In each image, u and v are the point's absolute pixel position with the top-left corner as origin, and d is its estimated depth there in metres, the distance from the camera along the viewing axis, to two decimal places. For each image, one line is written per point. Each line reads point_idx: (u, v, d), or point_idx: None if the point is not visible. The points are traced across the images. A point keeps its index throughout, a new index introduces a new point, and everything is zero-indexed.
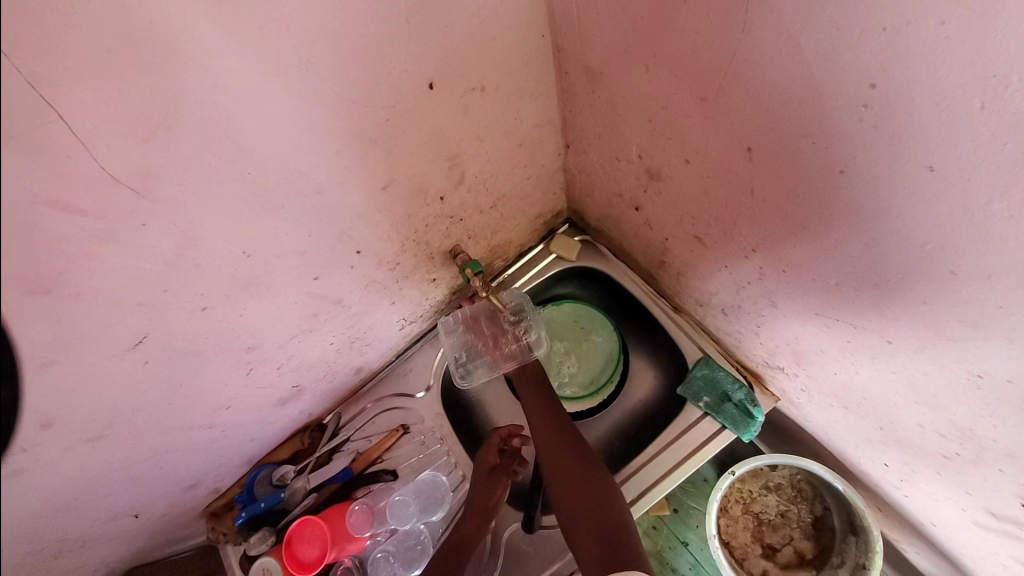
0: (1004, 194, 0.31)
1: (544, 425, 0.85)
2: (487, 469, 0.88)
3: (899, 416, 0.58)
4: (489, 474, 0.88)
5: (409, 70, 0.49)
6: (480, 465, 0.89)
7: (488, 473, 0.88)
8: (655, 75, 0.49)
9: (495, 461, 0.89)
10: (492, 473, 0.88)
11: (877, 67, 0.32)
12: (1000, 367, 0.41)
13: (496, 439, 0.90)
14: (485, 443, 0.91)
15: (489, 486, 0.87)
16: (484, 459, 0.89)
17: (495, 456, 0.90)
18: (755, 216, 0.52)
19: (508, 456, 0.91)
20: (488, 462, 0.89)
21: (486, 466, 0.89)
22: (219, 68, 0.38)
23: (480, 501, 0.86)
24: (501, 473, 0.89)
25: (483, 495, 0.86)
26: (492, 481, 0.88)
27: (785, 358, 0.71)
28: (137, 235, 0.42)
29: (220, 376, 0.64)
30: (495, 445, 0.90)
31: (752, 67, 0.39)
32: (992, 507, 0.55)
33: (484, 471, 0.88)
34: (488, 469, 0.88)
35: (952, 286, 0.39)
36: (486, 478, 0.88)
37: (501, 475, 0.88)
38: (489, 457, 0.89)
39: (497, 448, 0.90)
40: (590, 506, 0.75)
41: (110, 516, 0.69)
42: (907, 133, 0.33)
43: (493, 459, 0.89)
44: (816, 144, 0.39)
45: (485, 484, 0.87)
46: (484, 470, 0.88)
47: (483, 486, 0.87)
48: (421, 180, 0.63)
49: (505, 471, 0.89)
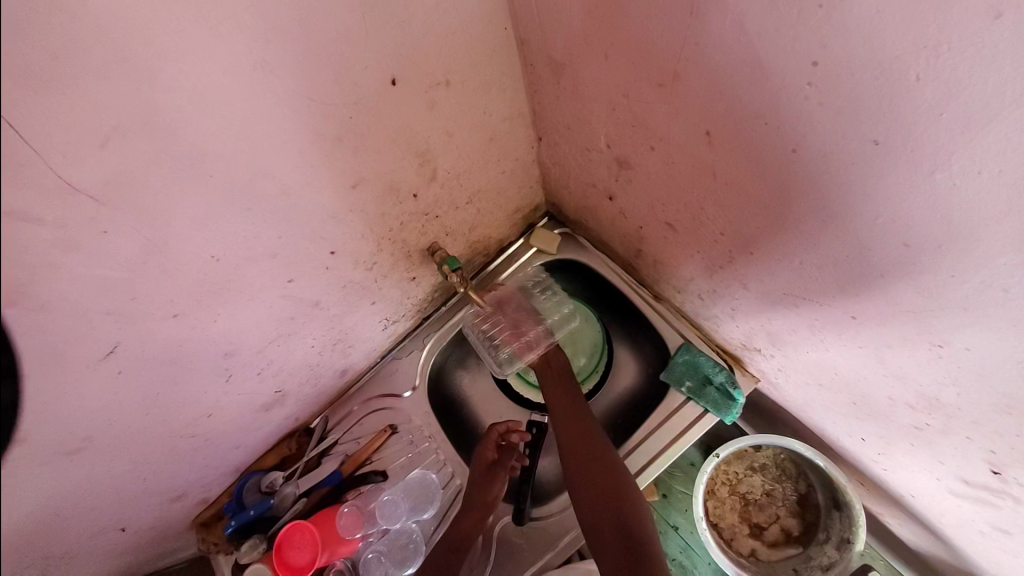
0: (947, 162, 0.32)
1: (578, 425, 0.83)
2: (484, 466, 0.88)
3: (870, 391, 0.60)
4: (485, 470, 0.88)
5: (370, 66, 0.49)
6: (478, 462, 0.88)
7: (485, 469, 0.88)
8: (614, 63, 0.49)
9: (492, 457, 0.88)
10: (489, 471, 0.88)
11: (818, 44, 0.32)
12: (959, 335, 0.42)
13: (493, 436, 0.89)
14: (483, 440, 0.91)
15: (487, 483, 0.87)
16: (482, 456, 0.89)
17: (493, 451, 0.89)
18: (720, 200, 0.53)
19: (506, 452, 0.90)
20: (485, 459, 0.88)
21: (484, 463, 0.88)
22: (171, 70, 0.38)
23: (477, 498, 0.86)
24: (500, 469, 0.88)
25: (480, 493, 0.86)
26: (489, 478, 0.87)
27: (761, 340, 0.73)
28: (99, 242, 0.41)
29: (199, 384, 0.63)
30: (491, 442, 0.89)
31: (702, 51, 0.39)
32: (963, 474, 0.57)
33: (482, 468, 0.88)
34: (485, 465, 0.88)
35: (906, 257, 0.40)
36: (485, 474, 0.87)
37: (500, 471, 0.87)
38: (487, 455, 0.89)
39: (495, 444, 0.90)
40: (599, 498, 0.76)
41: (97, 530, 0.68)
42: (852, 108, 0.34)
43: (490, 456, 0.88)
44: (769, 124, 0.40)
45: (482, 482, 0.87)
46: (482, 467, 0.88)
47: (480, 484, 0.87)
48: (392, 178, 0.63)
49: (503, 467, 0.88)
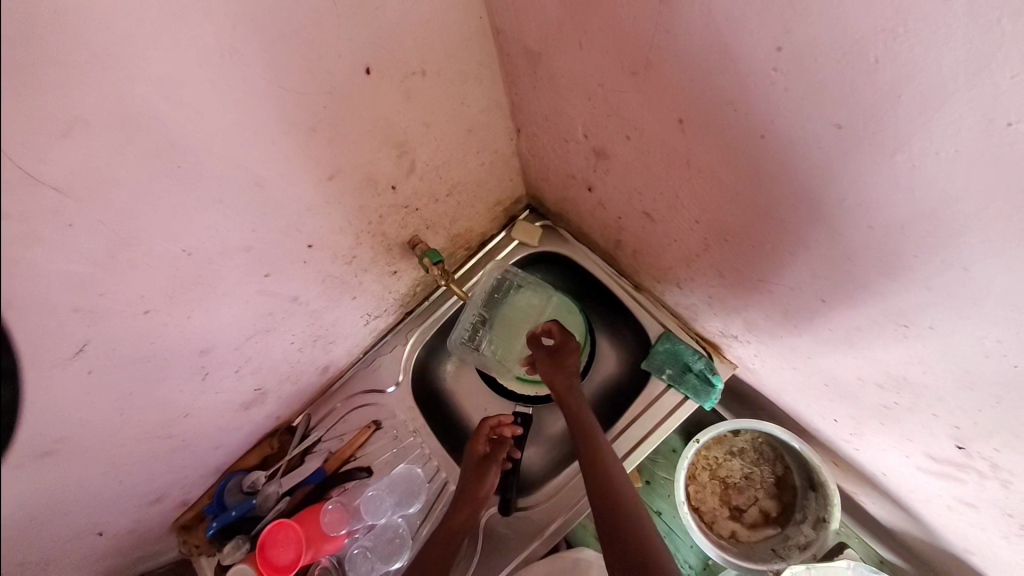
0: (906, 144, 0.33)
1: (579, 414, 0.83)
2: (477, 460, 0.87)
3: (840, 372, 0.62)
4: (478, 463, 0.87)
5: (343, 55, 0.49)
6: (470, 456, 0.87)
7: (477, 463, 0.87)
8: (588, 52, 0.49)
9: (484, 450, 0.88)
10: (481, 464, 0.87)
11: (782, 29, 0.33)
12: (923, 315, 0.44)
13: (484, 429, 0.89)
14: (474, 433, 0.91)
15: (480, 476, 0.86)
16: (473, 449, 0.89)
17: (484, 444, 0.89)
18: (695, 186, 0.54)
19: (498, 444, 0.90)
20: (476, 452, 0.88)
21: (475, 457, 0.88)
22: (135, 57, 0.37)
23: (469, 492, 0.85)
24: (492, 462, 0.87)
25: (474, 487, 0.85)
26: (481, 472, 0.86)
27: (736, 326, 0.75)
28: (64, 235, 0.40)
29: (175, 382, 0.62)
30: (483, 435, 0.89)
31: (672, 38, 0.40)
32: (931, 450, 0.59)
33: (474, 461, 0.88)
34: (477, 458, 0.88)
35: (872, 239, 0.41)
36: (477, 468, 0.87)
37: (492, 464, 0.87)
38: (478, 448, 0.88)
39: (486, 438, 0.90)
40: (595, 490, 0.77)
41: (73, 536, 0.66)
42: (815, 93, 0.35)
43: (482, 448, 0.88)
44: (738, 110, 0.41)
45: (475, 474, 0.86)
46: (474, 461, 0.87)
47: (472, 478, 0.86)
48: (370, 169, 0.62)
49: (495, 460, 0.87)
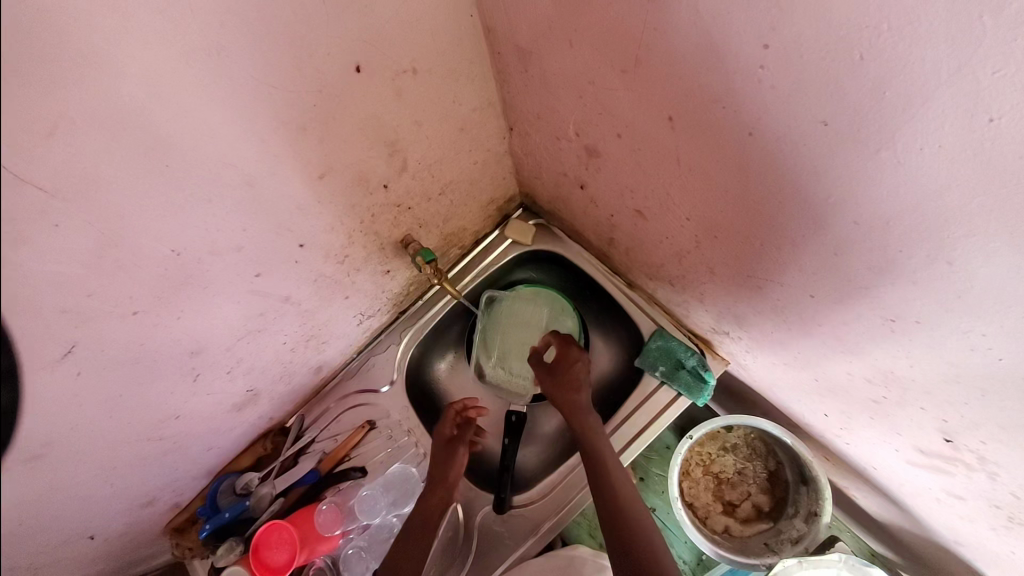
0: (891, 141, 0.34)
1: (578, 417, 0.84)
2: (443, 442, 0.89)
3: (830, 367, 0.62)
4: (445, 445, 0.88)
5: (333, 53, 0.49)
6: (436, 437, 0.89)
7: (444, 445, 0.88)
8: (578, 50, 0.50)
9: (451, 433, 0.90)
10: (448, 446, 0.88)
11: (768, 27, 0.33)
12: (910, 309, 0.45)
13: (450, 413, 0.91)
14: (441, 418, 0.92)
15: (447, 457, 0.87)
16: (440, 433, 0.90)
17: (451, 427, 0.91)
18: (685, 184, 0.54)
19: (464, 427, 0.91)
20: (443, 435, 0.90)
21: (442, 440, 0.89)
22: (121, 55, 0.36)
23: (437, 474, 0.86)
24: (459, 444, 0.89)
25: (442, 468, 0.86)
26: (449, 453, 0.88)
27: (728, 324, 0.75)
28: (50, 236, 0.40)
29: (166, 384, 0.62)
30: (449, 419, 0.91)
31: (661, 36, 0.40)
32: (920, 444, 0.60)
33: (441, 444, 0.89)
34: (444, 441, 0.89)
35: (859, 235, 0.42)
36: (444, 450, 0.88)
37: (458, 446, 0.89)
38: (444, 430, 0.90)
39: (453, 421, 0.91)
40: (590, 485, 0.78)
41: (63, 540, 0.65)
42: (801, 90, 0.35)
43: (448, 431, 0.90)
44: (726, 108, 0.41)
45: (443, 455, 0.87)
46: (441, 444, 0.89)
47: (440, 461, 0.87)
48: (362, 168, 0.62)
49: (461, 442, 0.89)
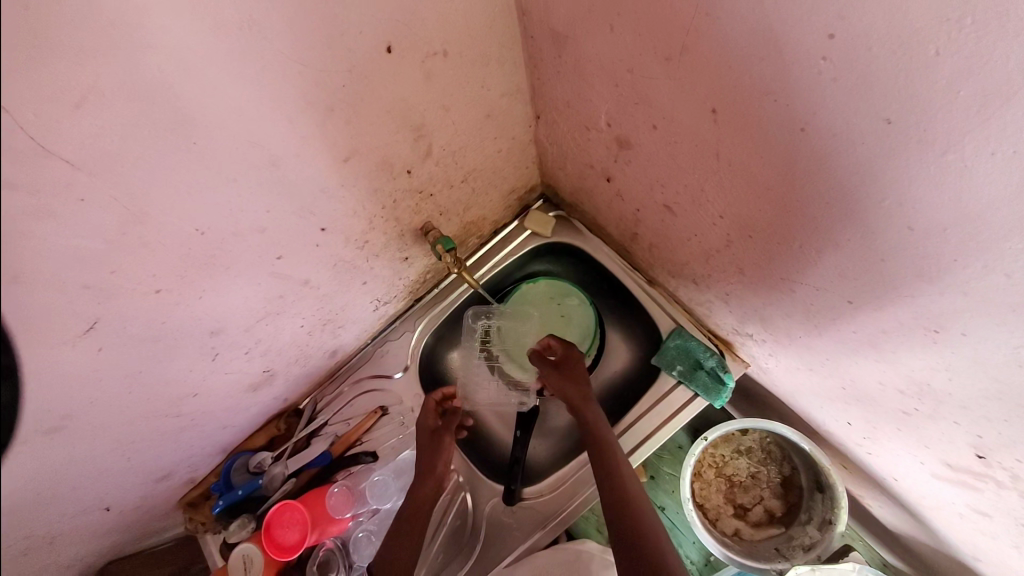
0: (959, 143, 0.32)
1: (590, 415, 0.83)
2: (428, 432, 0.88)
3: (861, 375, 0.60)
4: (430, 436, 0.88)
5: (365, 32, 0.47)
6: (420, 429, 0.88)
7: (429, 435, 0.88)
8: (619, 36, 0.47)
9: (435, 423, 0.89)
10: (433, 435, 0.88)
11: (835, 16, 0.31)
12: (956, 321, 0.43)
13: (431, 404, 0.90)
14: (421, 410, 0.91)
15: (434, 446, 0.87)
16: (423, 424, 0.89)
17: (434, 417, 0.90)
18: (722, 180, 0.52)
19: (449, 417, 0.92)
20: (427, 425, 0.89)
21: (427, 430, 0.89)
22: (151, 26, 0.35)
23: (426, 463, 0.86)
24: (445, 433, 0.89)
25: (430, 457, 0.86)
26: (435, 443, 0.87)
27: (753, 326, 0.73)
28: (77, 211, 0.39)
29: (185, 362, 0.62)
30: (431, 409, 0.90)
31: (713, 23, 0.38)
32: (947, 458, 0.58)
33: (426, 435, 0.88)
34: (429, 431, 0.88)
35: (909, 240, 0.40)
36: (430, 440, 0.87)
37: (444, 435, 0.88)
38: (428, 421, 0.89)
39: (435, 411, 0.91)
40: (602, 482, 0.77)
41: (81, 510, 0.66)
42: (866, 84, 0.33)
43: (433, 421, 0.89)
44: (778, 101, 0.39)
45: (430, 446, 0.87)
46: (426, 434, 0.88)
47: (428, 451, 0.87)
48: (386, 152, 0.61)
49: (447, 431, 0.89)
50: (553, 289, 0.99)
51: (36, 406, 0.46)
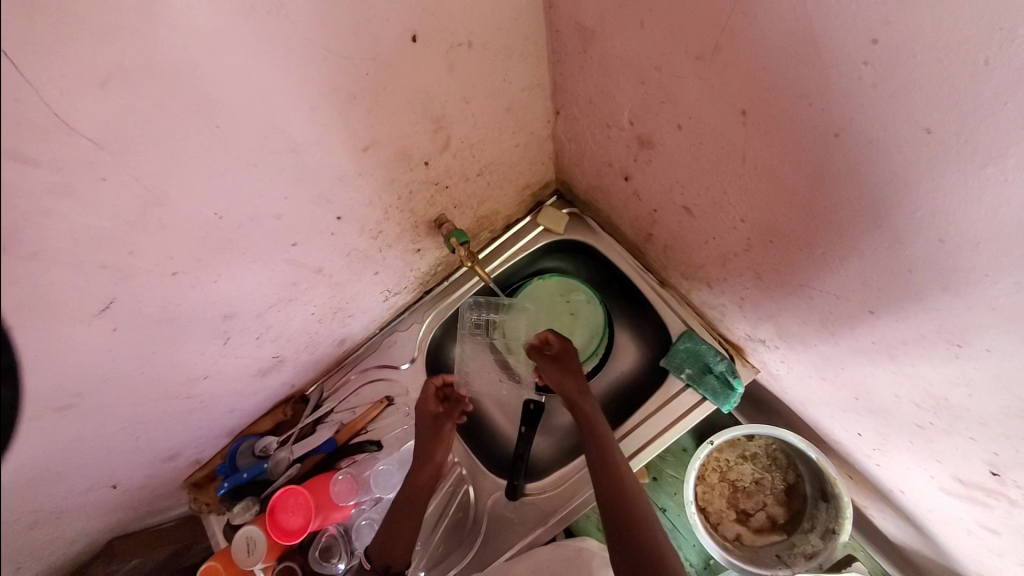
0: (1002, 156, 0.31)
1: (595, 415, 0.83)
2: (429, 419, 0.88)
3: (875, 386, 0.60)
4: (430, 422, 0.87)
5: (391, 21, 0.46)
6: (421, 414, 0.87)
7: (430, 421, 0.87)
8: (649, 33, 0.47)
9: (436, 409, 0.89)
10: (435, 421, 0.88)
11: (881, 19, 0.30)
12: (982, 337, 0.42)
13: (432, 390, 0.89)
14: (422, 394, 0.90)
15: (434, 432, 0.87)
16: (424, 409, 0.88)
17: (435, 403, 0.89)
18: (746, 183, 0.52)
19: (451, 403, 0.91)
20: (428, 411, 0.88)
21: (427, 416, 0.88)
22: (179, 6, 0.35)
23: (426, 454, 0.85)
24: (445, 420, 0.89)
25: (430, 443, 0.86)
26: (435, 429, 0.87)
27: (766, 331, 0.73)
28: (98, 189, 0.39)
29: (197, 345, 0.62)
30: (431, 396, 0.89)
31: (750, 22, 0.37)
32: (961, 474, 0.57)
33: (427, 419, 0.88)
34: (430, 416, 0.88)
35: (939, 253, 0.39)
36: (430, 426, 0.87)
37: (445, 421, 0.88)
38: (429, 406, 0.88)
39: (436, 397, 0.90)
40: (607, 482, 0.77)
41: (89, 486, 0.66)
42: (908, 91, 0.32)
43: (434, 408, 0.88)
44: (812, 105, 0.39)
45: (431, 432, 0.87)
46: (426, 420, 0.88)
47: (428, 436, 0.87)
48: (405, 142, 0.60)
49: (448, 417, 0.89)
50: (564, 287, 0.98)
51: (51, 382, 0.47)
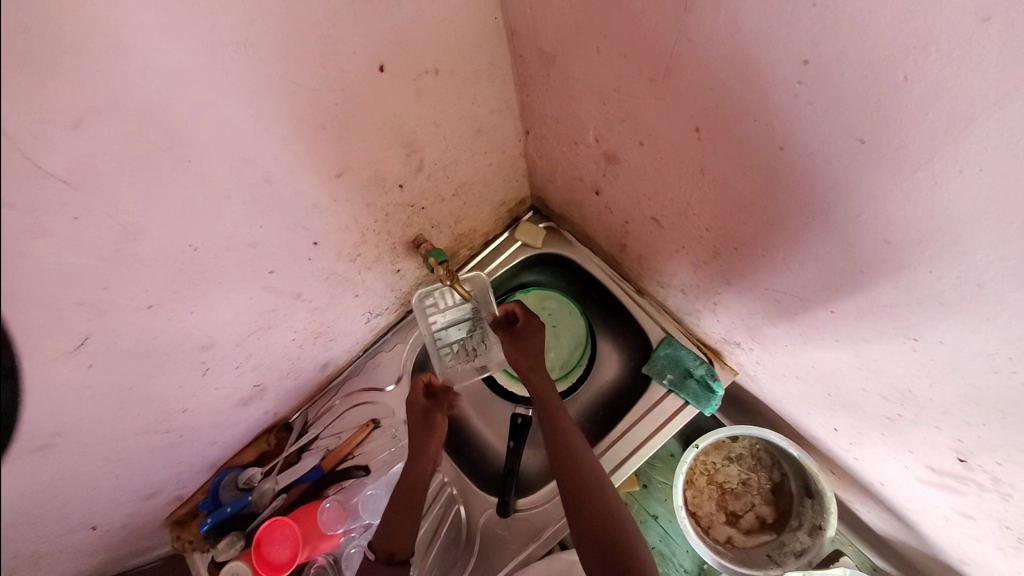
0: (929, 161, 0.33)
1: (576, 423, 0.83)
2: (419, 412, 0.86)
3: (844, 382, 0.62)
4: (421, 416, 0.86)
5: (357, 52, 0.48)
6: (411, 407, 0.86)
7: (420, 415, 0.86)
8: (605, 57, 0.49)
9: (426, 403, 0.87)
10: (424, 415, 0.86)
11: (809, 42, 0.33)
12: (935, 330, 0.44)
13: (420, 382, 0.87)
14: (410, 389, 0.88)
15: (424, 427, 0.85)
16: (413, 403, 0.87)
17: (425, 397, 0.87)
18: (706, 194, 0.54)
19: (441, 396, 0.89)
20: (418, 404, 0.86)
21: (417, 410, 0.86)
22: (149, 49, 0.36)
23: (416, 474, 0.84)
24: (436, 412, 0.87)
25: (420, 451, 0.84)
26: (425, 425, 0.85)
27: (740, 334, 0.75)
28: (72, 228, 0.39)
29: (175, 377, 0.61)
30: (419, 389, 0.87)
31: (693, 47, 0.40)
32: (932, 463, 0.60)
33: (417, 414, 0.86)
34: (419, 410, 0.86)
35: (887, 253, 0.41)
36: (420, 422, 0.86)
37: (436, 414, 0.86)
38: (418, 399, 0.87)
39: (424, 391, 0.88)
40: None
41: (66, 529, 0.64)
42: (839, 106, 0.35)
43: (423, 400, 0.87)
44: (758, 121, 0.41)
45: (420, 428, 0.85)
46: (416, 414, 0.86)
47: (418, 433, 0.85)
48: (378, 167, 0.62)
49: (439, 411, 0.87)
50: (541, 299, 1.01)
51: (25, 425, 0.46)
